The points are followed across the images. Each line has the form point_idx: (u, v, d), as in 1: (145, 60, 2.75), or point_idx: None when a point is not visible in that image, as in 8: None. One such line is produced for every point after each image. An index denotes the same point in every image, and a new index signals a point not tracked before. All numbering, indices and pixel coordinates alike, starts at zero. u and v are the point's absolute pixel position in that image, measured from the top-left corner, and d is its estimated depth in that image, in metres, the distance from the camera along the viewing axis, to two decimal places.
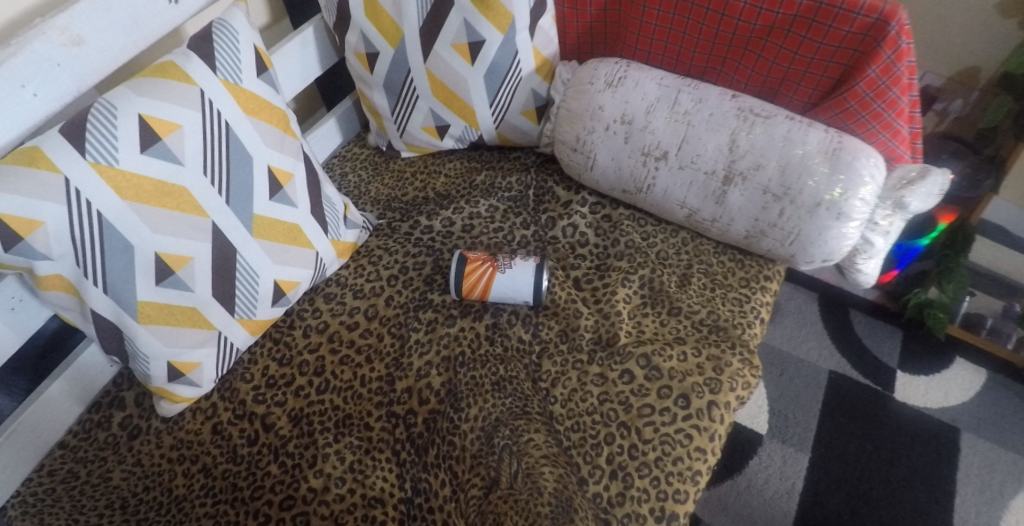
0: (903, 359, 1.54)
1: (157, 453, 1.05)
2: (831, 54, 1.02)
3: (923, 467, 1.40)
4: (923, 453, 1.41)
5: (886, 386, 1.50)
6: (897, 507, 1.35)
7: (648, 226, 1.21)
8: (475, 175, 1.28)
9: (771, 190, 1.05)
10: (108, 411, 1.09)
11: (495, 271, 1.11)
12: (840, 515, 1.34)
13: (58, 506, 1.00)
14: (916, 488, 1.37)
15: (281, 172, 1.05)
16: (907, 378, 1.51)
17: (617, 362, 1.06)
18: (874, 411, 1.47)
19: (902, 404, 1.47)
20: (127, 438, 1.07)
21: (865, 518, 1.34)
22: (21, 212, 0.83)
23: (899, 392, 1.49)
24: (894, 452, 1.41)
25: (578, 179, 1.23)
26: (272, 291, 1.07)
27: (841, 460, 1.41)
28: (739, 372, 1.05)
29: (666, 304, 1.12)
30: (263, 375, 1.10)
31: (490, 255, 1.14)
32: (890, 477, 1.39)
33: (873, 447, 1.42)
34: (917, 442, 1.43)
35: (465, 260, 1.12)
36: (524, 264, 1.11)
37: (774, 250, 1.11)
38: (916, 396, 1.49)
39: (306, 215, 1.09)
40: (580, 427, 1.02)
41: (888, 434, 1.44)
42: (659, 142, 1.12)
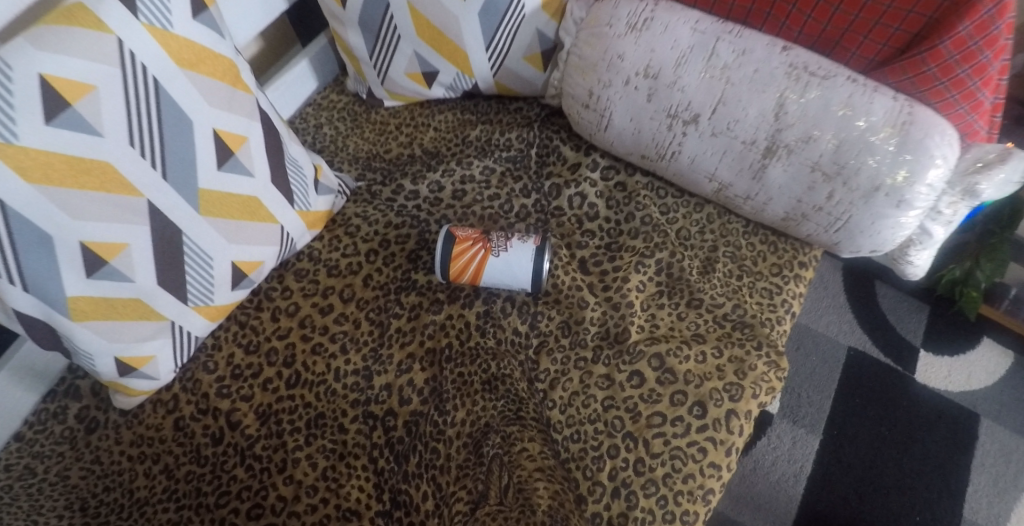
0: (927, 337, 1.41)
1: (117, 450, 0.95)
2: (914, 3, 0.84)
3: (938, 454, 1.30)
4: (940, 439, 1.31)
5: (908, 366, 1.38)
6: (909, 495, 1.26)
7: (669, 198, 1.04)
8: (469, 129, 1.11)
9: (822, 168, 0.89)
10: (63, 402, 0.99)
11: (488, 253, 0.96)
12: (848, 501, 1.26)
13: (16, 505, 0.91)
14: (929, 477, 1.28)
15: (232, 136, 0.89)
16: (930, 359, 1.39)
17: (626, 363, 0.92)
18: (892, 391, 1.36)
19: (922, 387, 1.36)
20: (84, 432, 0.97)
21: (874, 505, 1.25)
22: None
23: (920, 374, 1.37)
24: (910, 436, 1.31)
25: (589, 139, 1.06)
26: (230, 274, 0.93)
27: (853, 443, 1.31)
28: (764, 376, 0.92)
29: (685, 294, 0.97)
30: (228, 364, 0.98)
31: (484, 232, 0.99)
32: (904, 464, 1.29)
33: (889, 430, 1.32)
34: (935, 426, 1.32)
35: (451, 237, 0.98)
36: (521, 247, 0.96)
37: (815, 236, 0.96)
38: (937, 380, 1.37)
39: (267, 185, 0.93)
40: (580, 437, 0.90)
41: (905, 417, 1.33)
42: (688, 102, 0.93)
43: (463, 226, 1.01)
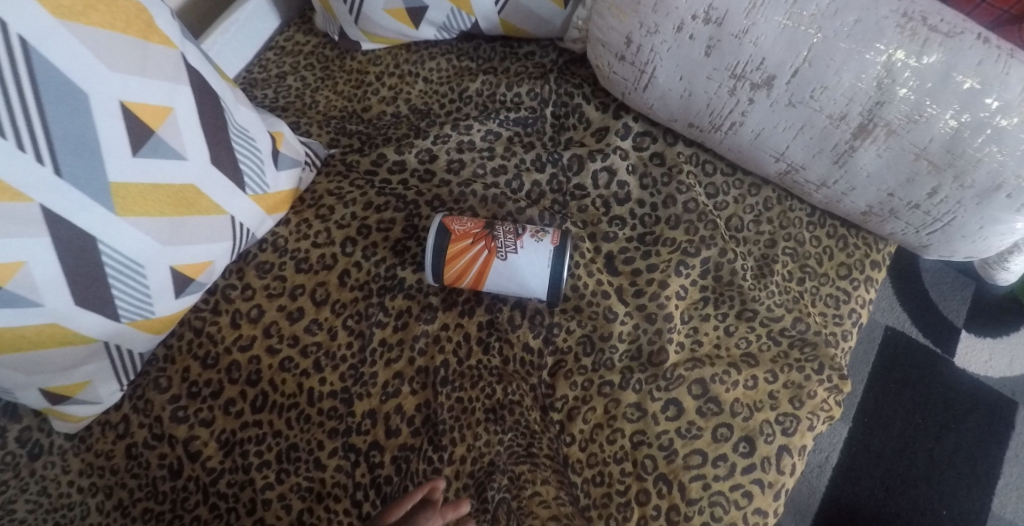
0: (970, 317, 1.23)
1: (65, 480, 0.80)
2: None
3: (971, 446, 1.15)
4: (974, 429, 1.16)
5: (947, 349, 1.21)
6: (937, 487, 1.13)
7: (718, 175, 0.85)
8: (467, 82, 0.90)
9: (927, 157, 0.68)
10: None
11: (491, 255, 0.78)
12: (873, 494, 1.12)
13: None
14: (960, 469, 1.14)
15: (149, 109, 0.67)
16: (970, 341, 1.22)
17: (660, 389, 0.76)
18: (929, 376, 1.19)
19: (960, 372, 1.20)
20: (27, 458, 0.80)
21: (900, 498, 1.12)
22: None
23: (959, 357, 1.21)
24: (943, 425, 1.16)
25: (620, 99, 0.84)
26: (172, 280, 0.75)
27: (884, 431, 1.16)
28: (823, 404, 0.75)
29: (736, 302, 0.80)
30: (184, 381, 0.81)
31: (488, 226, 0.80)
32: (935, 455, 1.15)
33: (921, 417, 1.17)
34: (971, 413, 1.17)
35: (445, 233, 0.78)
36: (535, 248, 0.78)
37: (899, 235, 0.78)
38: (976, 364, 1.21)
39: (208, 168, 0.73)
40: (604, 480, 0.74)
41: (940, 405, 1.18)
42: (761, 60, 0.70)
43: (461, 216, 0.81)
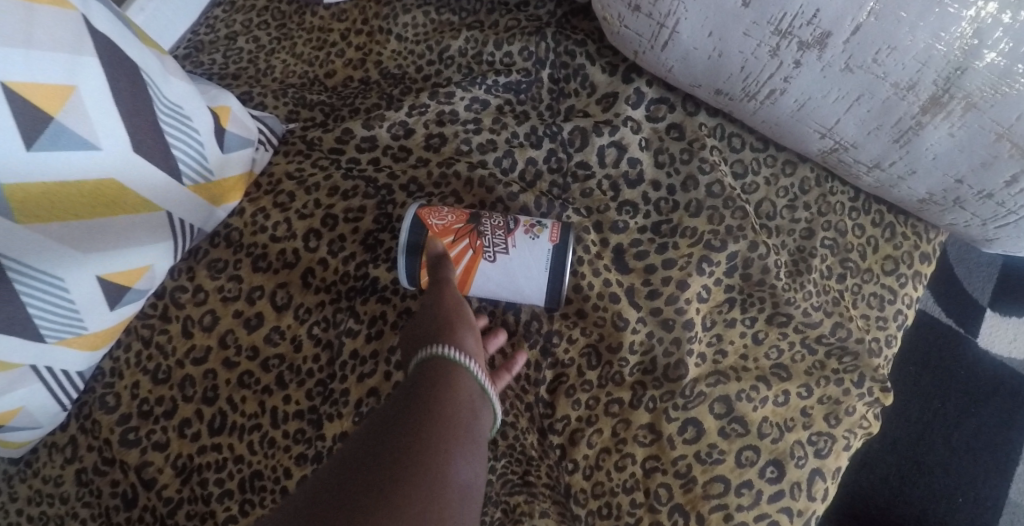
0: (998, 294, 1.08)
1: (13, 509, 0.71)
2: None
3: (994, 430, 1.02)
4: (996, 413, 1.03)
5: (971, 329, 1.07)
6: (955, 475, 1.00)
7: (747, 150, 0.72)
8: (448, 38, 0.76)
9: (1012, 138, 0.55)
10: None
11: (477, 255, 0.66)
12: (888, 483, 1.00)
13: None
14: (980, 456, 1.01)
15: (45, 90, 0.54)
16: (997, 320, 1.07)
17: (677, 407, 0.65)
18: (952, 358, 1.06)
19: (982, 354, 1.06)
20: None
21: (915, 487, 1.00)
22: None
23: (982, 338, 1.07)
24: (964, 409, 1.03)
25: (632, 59, 0.70)
26: (103, 291, 0.63)
27: (901, 416, 1.03)
28: (863, 421, 0.65)
29: (767, 305, 0.68)
30: (133, 399, 0.71)
31: (472, 219, 0.67)
32: (954, 441, 1.02)
33: (939, 402, 1.04)
34: (994, 397, 1.04)
35: (420, 231, 0.66)
36: (530, 248, 0.65)
37: (960, 227, 0.66)
38: (1001, 344, 1.06)
39: (134, 159, 0.60)
40: (610, 513, 0.64)
41: (962, 387, 1.04)
42: (814, 12, 0.55)
43: (441, 208, 0.68)
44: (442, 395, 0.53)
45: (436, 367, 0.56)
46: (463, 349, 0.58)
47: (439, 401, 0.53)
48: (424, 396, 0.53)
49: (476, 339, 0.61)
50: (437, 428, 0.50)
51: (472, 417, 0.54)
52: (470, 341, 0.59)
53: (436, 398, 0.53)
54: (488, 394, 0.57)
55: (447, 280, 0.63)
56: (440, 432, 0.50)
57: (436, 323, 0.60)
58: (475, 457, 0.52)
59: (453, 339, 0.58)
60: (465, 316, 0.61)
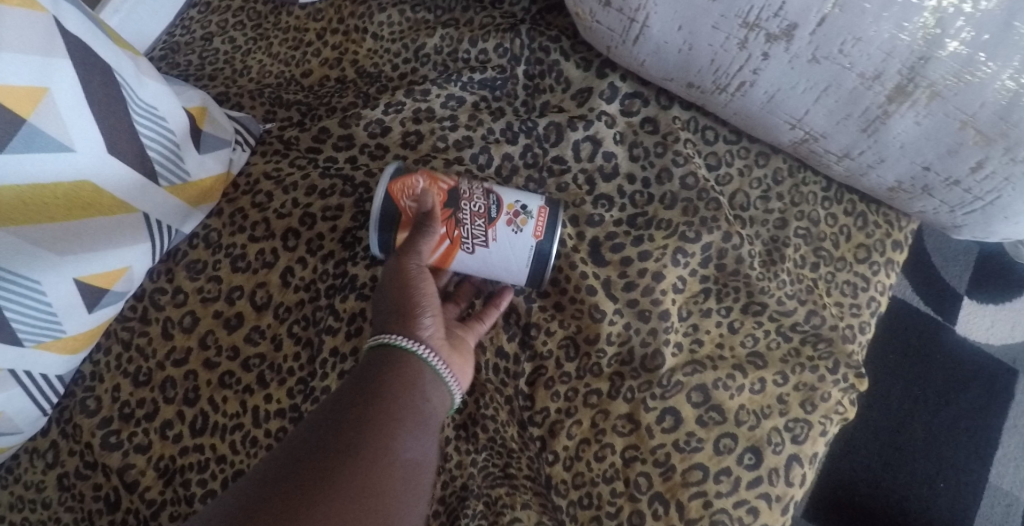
0: (974, 283, 1.10)
1: None
2: None
3: (972, 416, 1.04)
4: (975, 399, 1.05)
5: (949, 316, 1.09)
6: (934, 461, 1.02)
7: (720, 143, 0.73)
8: (423, 36, 0.76)
9: (975, 125, 0.56)
10: None
11: (454, 246, 0.66)
12: (869, 469, 1.02)
13: None
14: (959, 441, 1.02)
15: (16, 93, 0.54)
16: (973, 307, 1.09)
17: (656, 397, 0.66)
18: (931, 344, 1.07)
19: (960, 341, 1.08)
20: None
21: (897, 473, 1.01)
22: None
23: (960, 326, 1.08)
24: (943, 395, 1.05)
25: (605, 54, 0.71)
26: (80, 295, 0.63)
27: (882, 403, 1.05)
28: (839, 407, 0.66)
29: (743, 294, 0.69)
30: (114, 401, 0.71)
31: (448, 201, 0.66)
32: (934, 427, 1.03)
33: (918, 388, 1.05)
34: (972, 384, 1.05)
35: (392, 213, 0.65)
36: (510, 242, 0.65)
37: (930, 214, 0.67)
38: (978, 332, 1.08)
39: (109, 160, 0.60)
40: (591, 502, 0.65)
41: (941, 373, 1.06)
42: (779, 4, 0.56)
43: (414, 185, 0.66)
44: (398, 374, 0.56)
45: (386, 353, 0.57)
46: (419, 336, 0.58)
47: (395, 382, 0.55)
48: (370, 382, 0.55)
49: (440, 318, 0.61)
50: (377, 415, 0.53)
51: (421, 401, 0.56)
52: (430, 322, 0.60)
53: (391, 379, 0.55)
54: (443, 378, 0.59)
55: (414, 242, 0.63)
56: (393, 413, 0.53)
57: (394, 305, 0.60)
58: (426, 436, 0.55)
59: (409, 325, 0.59)
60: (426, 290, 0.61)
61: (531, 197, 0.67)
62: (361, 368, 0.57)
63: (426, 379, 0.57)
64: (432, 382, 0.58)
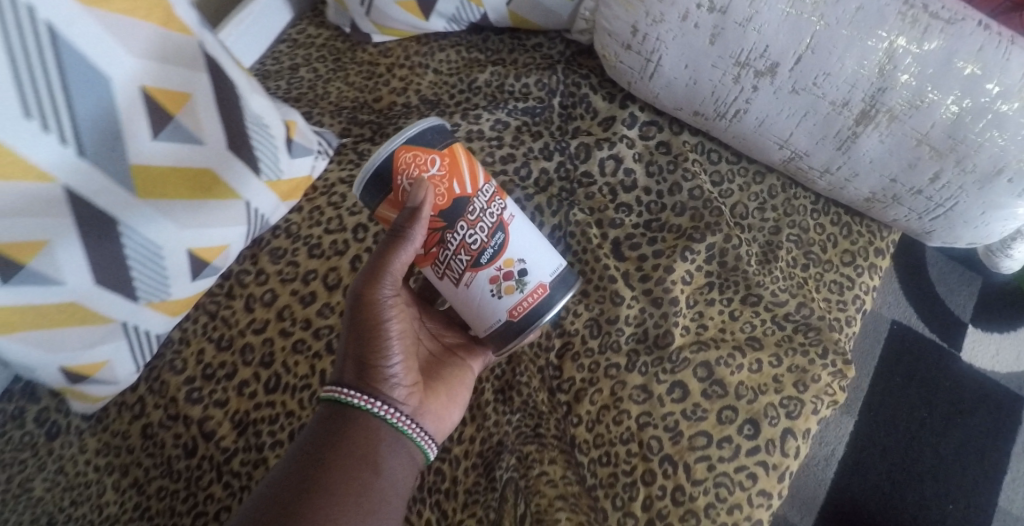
0: (977, 313, 1.28)
1: (82, 460, 0.83)
2: None
3: (979, 439, 1.19)
4: (983, 423, 1.20)
5: (955, 344, 1.25)
6: (943, 483, 1.15)
7: (723, 163, 0.87)
8: (476, 73, 0.92)
9: (929, 142, 0.69)
10: (20, 404, 0.87)
11: (428, 259, 0.68)
12: (880, 488, 1.15)
13: None
14: (968, 464, 1.17)
15: (169, 95, 0.69)
16: (978, 336, 1.26)
17: (666, 372, 0.77)
18: (937, 371, 1.23)
19: (967, 368, 1.24)
20: (46, 438, 0.85)
21: (907, 493, 1.14)
22: (16, 237, 0.64)
23: (966, 353, 1.25)
24: (951, 420, 1.20)
25: (627, 88, 0.87)
26: (189, 264, 0.77)
27: (890, 424, 1.19)
28: (828, 389, 0.76)
29: (741, 287, 0.81)
30: (198, 363, 0.83)
31: (446, 216, 0.66)
32: (942, 450, 1.17)
33: (928, 413, 1.20)
34: (979, 410, 1.21)
35: (386, 182, 0.64)
36: (481, 293, 0.68)
37: (902, 221, 0.79)
38: (984, 359, 1.24)
39: (224, 154, 0.75)
40: (609, 460, 0.76)
41: (949, 399, 1.21)
42: (764, 47, 0.72)
43: (422, 176, 0.64)
44: (355, 444, 0.64)
45: (343, 411, 0.65)
46: (377, 395, 0.66)
47: (352, 452, 0.63)
48: (337, 441, 0.63)
49: (403, 372, 0.69)
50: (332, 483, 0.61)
51: (374, 475, 0.63)
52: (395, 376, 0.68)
53: (350, 449, 0.63)
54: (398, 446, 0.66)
55: (386, 261, 0.65)
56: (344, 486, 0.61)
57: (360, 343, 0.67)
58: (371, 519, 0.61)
59: (366, 380, 0.66)
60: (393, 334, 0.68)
61: (533, 271, 0.67)
62: (321, 421, 0.65)
63: (382, 442, 0.65)
64: (389, 445, 0.66)
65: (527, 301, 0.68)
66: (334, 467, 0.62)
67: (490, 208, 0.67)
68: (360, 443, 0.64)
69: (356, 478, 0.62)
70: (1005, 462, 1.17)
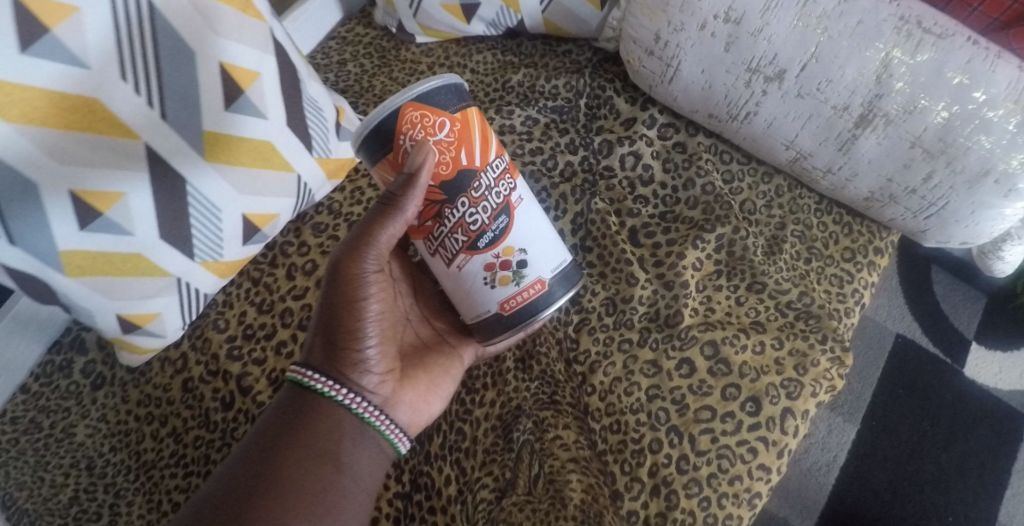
0: (981, 330, 1.32)
1: (124, 408, 0.91)
2: None
3: (979, 453, 1.23)
4: (984, 437, 1.24)
5: (958, 360, 1.30)
6: (942, 493, 1.20)
7: (734, 163, 0.94)
8: (511, 74, 1.01)
9: (922, 145, 0.76)
10: (70, 355, 0.95)
11: (423, 231, 0.69)
12: (880, 495, 1.19)
13: (22, 460, 0.89)
14: (968, 477, 1.21)
15: (242, 72, 0.77)
16: (982, 353, 1.30)
17: (675, 349, 0.83)
18: (940, 385, 1.28)
19: (970, 384, 1.28)
20: (91, 388, 0.93)
21: (906, 502, 1.19)
22: (97, 186, 0.70)
23: (969, 369, 1.29)
24: (953, 432, 1.24)
25: (648, 92, 0.94)
26: (242, 228, 0.83)
27: (892, 434, 1.24)
28: (826, 374, 0.81)
29: (747, 276, 0.87)
30: (240, 323, 0.90)
31: (447, 190, 0.66)
32: (943, 461, 1.22)
33: (930, 424, 1.25)
34: (980, 425, 1.25)
35: (387, 141, 0.65)
36: (474, 276, 0.69)
37: (900, 220, 0.85)
38: (987, 375, 1.29)
39: (284, 129, 0.82)
40: (620, 428, 0.81)
41: (950, 412, 1.26)
42: (774, 56, 0.80)
43: (427, 141, 0.64)
44: (318, 437, 0.69)
45: (308, 395, 0.70)
46: (343, 380, 0.71)
47: (314, 445, 0.68)
48: (303, 428, 0.69)
49: (373, 357, 0.73)
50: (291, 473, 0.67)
51: (332, 470, 0.68)
52: (363, 360, 0.72)
53: (313, 442, 0.68)
54: (363, 441, 0.71)
55: (369, 236, 0.69)
56: (302, 477, 0.67)
57: (331, 322, 0.71)
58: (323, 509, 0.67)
59: (333, 362, 0.71)
60: (366, 316, 0.72)
61: (530, 265, 0.69)
62: (290, 402, 0.71)
63: (346, 435, 0.70)
64: (353, 440, 0.71)
65: (522, 295, 0.70)
66: (298, 457, 0.68)
67: (496, 187, 0.68)
68: (323, 436, 0.69)
69: (315, 471, 0.67)
70: (1000, 476, 1.21)
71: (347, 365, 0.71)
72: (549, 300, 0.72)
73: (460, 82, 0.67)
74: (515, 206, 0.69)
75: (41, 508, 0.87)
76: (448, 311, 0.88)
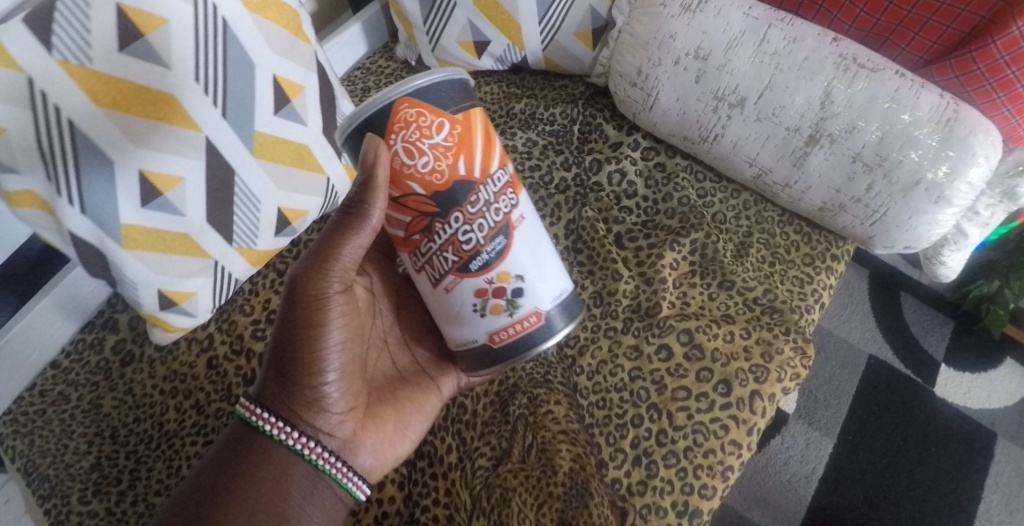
0: (949, 354, 1.42)
1: (150, 383, 0.99)
2: (953, 18, 0.88)
3: (951, 469, 1.31)
4: (955, 453, 1.32)
5: (928, 380, 1.39)
6: (916, 506, 1.27)
7: (707, 182, 1.08)
8: (514, 103, 1.16)
9: (863, 159, 0.90)
10: (101, 333, 1.04)
11: (412, 242, 0.70)
12: (857, 506, 1.26)
13: (49, 429, 0.97)
14: (942, 491, 1.28)
15: (291, 84, 0.91)
16: (951, 374, 1.40)
17: (655, 335, 0.93)
18: (912, 405, 1.37)
19: (941, 403, 1.37)
20: (119, 364, 1.01)
21: (881, 513, 1.26)
22: (160, 168, 0.83)
23: (940, 388, 1.39)
24: (925, 449, 1.32)
25: (633, 119, 1.09)
26: (275, 220, 0.95)
27: (868, 450, 1.32)
28: (790, 361, 0.91)
29: (718, 275, 0.99)
30: (264, 309, 1.00)
31: (439, 202, 0.67)
32: (916, 476, 1.30)
33: (902, 441, 1.33)
34: (952, 442, 1.33)
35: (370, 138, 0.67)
36: (463, 294, 0.70)
37: (849, 228, 0.98)
38: (956, 395, 1.38)
39: (319, 136, 0.96)
40: (605, 404, 0.91)
41: (922, 430, 1.34)
42: (736, 86, 0.95)
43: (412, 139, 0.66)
44: (270, 487, 0.72)
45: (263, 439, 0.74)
46: (298, 421, 0.75)
47: (264, 496, 0.72)
48: (258, 475, 0.72)
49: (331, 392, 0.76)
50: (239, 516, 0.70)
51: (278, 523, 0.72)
52: (320, 401, 0.76)
53: (265, 491, 0.72)
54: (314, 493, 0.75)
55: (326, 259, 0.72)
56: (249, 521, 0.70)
57: (286, 353, 0.75)
58: None
59: (287, 402, 0.75)
60: (326, 347, 0.75)
61: (524, 294, 0.70)
62: (246, 441, 0.74)
63: (296, 487, 0.74)
64: (303, 492, 0.74)
65: (516, 326, 0.71)
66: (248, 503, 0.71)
67: (495, 203, 0.69)
68: (274, 486, 0.72)
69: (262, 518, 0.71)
70: (972, 490, 1.29)
71: (303, 406, 0.75)
72: (550, 335, 0.72)
73: (464, 84, 0.69)
74: (514, 227, 0.70)
75: (62, 473, 0.93)
76: (427, 336, 0.91)
